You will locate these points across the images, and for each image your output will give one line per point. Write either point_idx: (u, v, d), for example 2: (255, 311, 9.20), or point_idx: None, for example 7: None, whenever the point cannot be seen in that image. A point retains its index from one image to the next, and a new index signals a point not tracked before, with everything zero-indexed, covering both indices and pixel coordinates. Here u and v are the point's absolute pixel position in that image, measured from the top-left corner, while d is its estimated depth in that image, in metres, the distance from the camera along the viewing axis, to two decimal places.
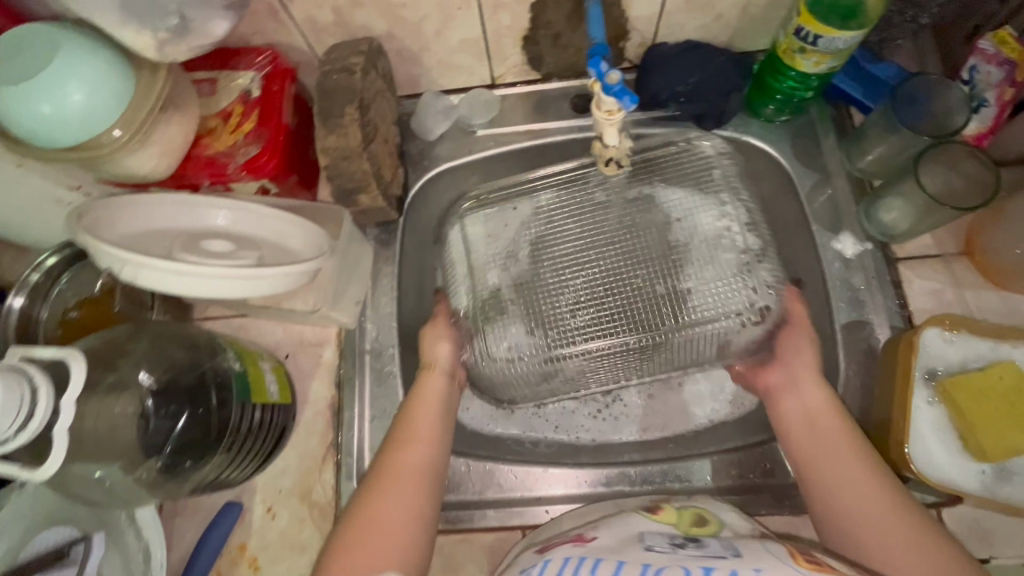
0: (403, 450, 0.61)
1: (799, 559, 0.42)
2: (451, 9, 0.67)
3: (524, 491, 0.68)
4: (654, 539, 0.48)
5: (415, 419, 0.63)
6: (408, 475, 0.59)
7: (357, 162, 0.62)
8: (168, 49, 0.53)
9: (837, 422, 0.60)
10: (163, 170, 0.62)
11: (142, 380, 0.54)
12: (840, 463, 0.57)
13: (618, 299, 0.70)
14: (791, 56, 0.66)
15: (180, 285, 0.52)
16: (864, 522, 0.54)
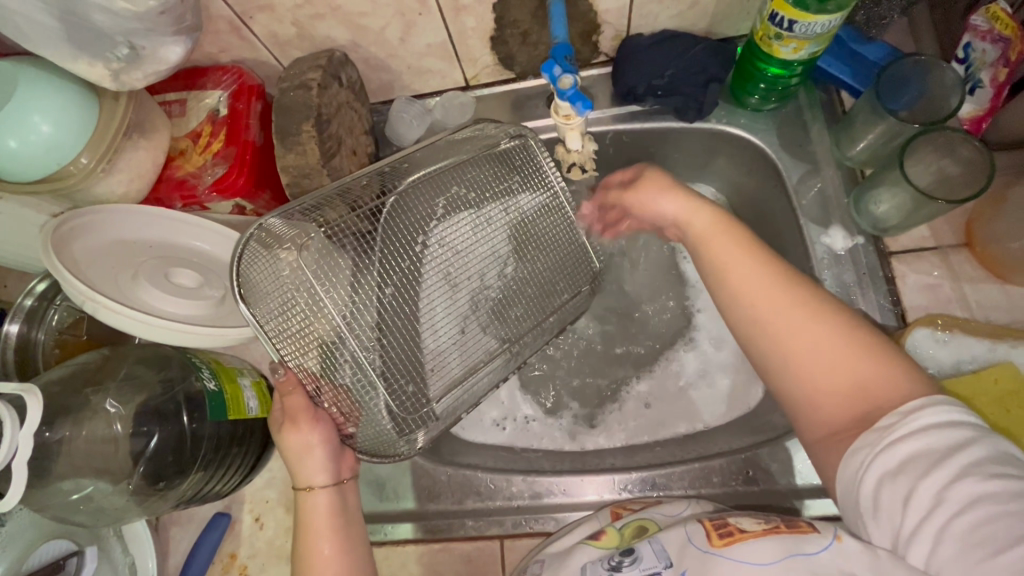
0: (319, 558, 0.54)
1: (711, 537, 0.46)
2: (411, 14, 0.65)
3: (503, 500, 0.68)
4: (592, 570, 0.51)
5: (313, 521, 0.55)
6: (326, 528, 0.55)
7: (319, 179, 0.62)
8: (124, 77, 0.53)
9: (741, 255, 0.52)
10: (135, 194, 0.63)
11: (109, 408, 0.57)
12: (765, 312, 0.49)
13: (489, 330, 0.69)
14: (768, 43, 0.62)
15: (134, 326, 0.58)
16: (792, 365, 0.47)
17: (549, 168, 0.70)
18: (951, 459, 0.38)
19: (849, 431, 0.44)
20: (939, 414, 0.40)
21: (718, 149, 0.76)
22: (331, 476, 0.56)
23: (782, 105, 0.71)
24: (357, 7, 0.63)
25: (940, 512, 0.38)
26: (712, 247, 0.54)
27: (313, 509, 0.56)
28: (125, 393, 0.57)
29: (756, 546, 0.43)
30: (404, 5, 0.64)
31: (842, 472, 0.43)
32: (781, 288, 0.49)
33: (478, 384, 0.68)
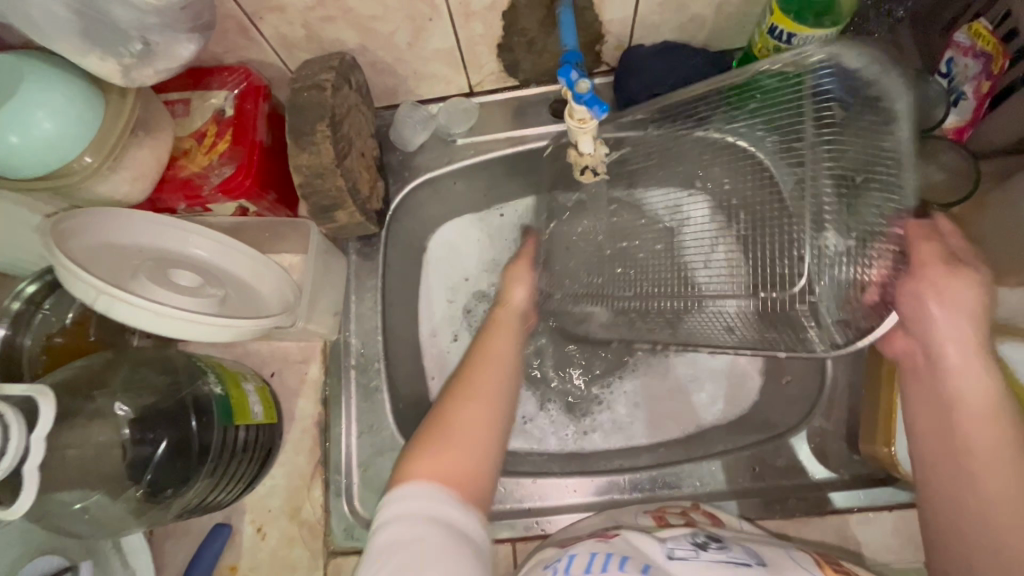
0: (464, 400, 0.59)
1: (821, 566, 0.48)
2: (422, 20, 0.66)
3: (514, 502, 0.69)
4: (677, 541, 0.50)
5: (474, 369, 0.62)
6: (445, 446, 0.55)
7: (331, 180, 0.62)
8: (134, 73, 0.52)
9: (1001, 437, 0.51)
10: (138, 194, 0.62)
11: (118, 411, 0.54)
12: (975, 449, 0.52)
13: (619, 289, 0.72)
14: (767, 55, 0.65)
15: (155, 323, 0.52)
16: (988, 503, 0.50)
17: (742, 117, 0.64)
18: None
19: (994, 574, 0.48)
20: None
21: None
22: (528, 300, 0.75)
23: None
24: (369, 11, 0.64)
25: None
26: (967, 408, 0.53)
27: (455, 412, 0.57)
28: (133, 396, 0.56)
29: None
30: (415, 9, 0.64)
31: None
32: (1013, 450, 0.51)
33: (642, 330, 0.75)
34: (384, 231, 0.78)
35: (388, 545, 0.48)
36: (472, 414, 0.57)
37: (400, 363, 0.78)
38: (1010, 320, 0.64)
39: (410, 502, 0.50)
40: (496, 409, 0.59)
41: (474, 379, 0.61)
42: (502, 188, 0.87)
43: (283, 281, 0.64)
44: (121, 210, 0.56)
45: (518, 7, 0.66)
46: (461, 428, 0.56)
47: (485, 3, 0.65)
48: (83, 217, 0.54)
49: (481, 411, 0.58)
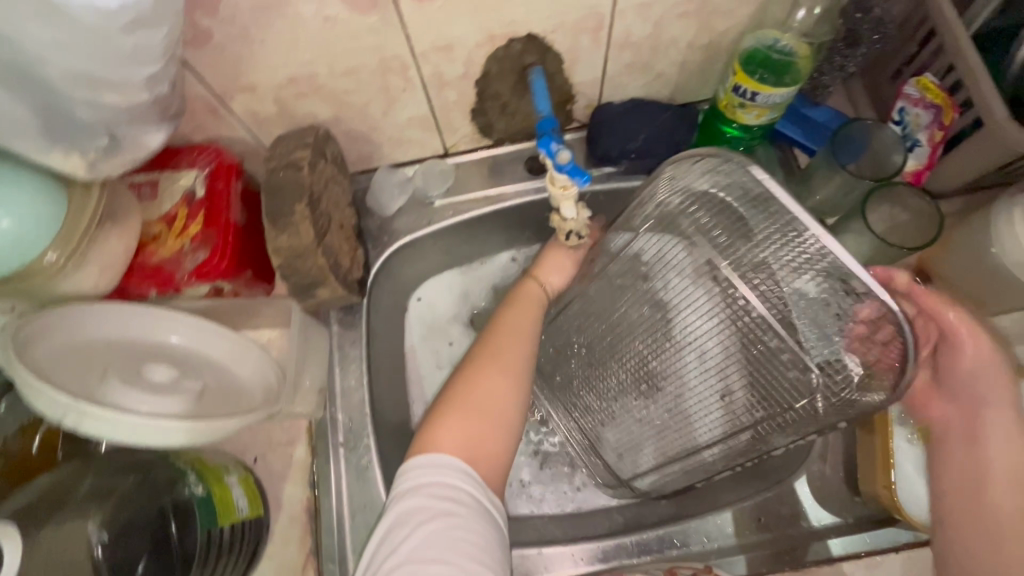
0: (491, 372, 0.59)
1: None
2: (396, 91, 0.66)
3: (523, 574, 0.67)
4: None
5: (494, 335, 0.63)
6: (472, 416, 0.56)
7: (312, 259, 0.60)
8: (99, 166, 0.50)
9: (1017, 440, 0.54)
10: (107, 285, 0.59)
11: (93, 534, 0.52)
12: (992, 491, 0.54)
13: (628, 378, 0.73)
14: (732, 110, 0.68)
15: (139, 435, 0.49)
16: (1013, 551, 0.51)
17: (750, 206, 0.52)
18: None
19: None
20: None
21: None
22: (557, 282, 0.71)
23: None
24: (342, 86, 0.64)
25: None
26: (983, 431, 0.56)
27: (480, 389, 0.58)
28: (106, 514, 0.53)
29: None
30: (389, 82, 0.65)
31: None
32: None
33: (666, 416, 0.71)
34: (366, 298, 0.76)
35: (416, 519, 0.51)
36: (506, 394, 0.58)
37: (390, 433, 0.75)
38: None
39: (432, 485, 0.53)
40: (518, 393, 0.59)
41: (505, 351, 0.61)
42: (482, 244, 0.87)
43: (264, 361, 0.62)
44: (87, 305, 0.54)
45: (490, 75, 0.67)
46: (473, 408, 0.57)
47: (457, 73, 0.66)
48: (54, 315, 0.52)
49: (507, 384, 0.59)
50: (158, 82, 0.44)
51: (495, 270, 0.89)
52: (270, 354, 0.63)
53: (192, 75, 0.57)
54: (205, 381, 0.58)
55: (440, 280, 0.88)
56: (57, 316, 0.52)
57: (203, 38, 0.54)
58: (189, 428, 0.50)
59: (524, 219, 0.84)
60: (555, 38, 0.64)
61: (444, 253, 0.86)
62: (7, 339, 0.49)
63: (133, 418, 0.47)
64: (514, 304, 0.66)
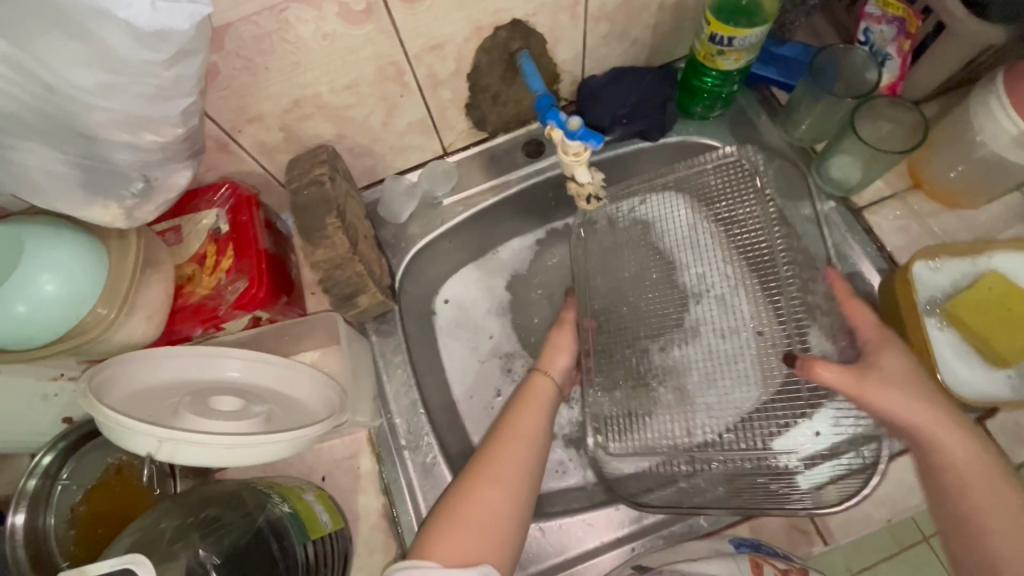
0: (483, 490, 0.59)
1: None
2: (394, 98, 0.69)
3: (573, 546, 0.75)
4: None
5: (496, 448, 0.64)
6: (523, 425, 0.67)
7: (350, 267, 0.62)
8: (136, 213, 0.52)
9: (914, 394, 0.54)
10: (155, 331, 0.60)
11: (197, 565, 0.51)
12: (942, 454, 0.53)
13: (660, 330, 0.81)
14: (711, 59, 0.72)
15: (223, 457, 0.49)
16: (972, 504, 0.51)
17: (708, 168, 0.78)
18: None
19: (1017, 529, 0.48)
20: None
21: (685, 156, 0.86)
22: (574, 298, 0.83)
23: (726, 109, 0.82)
24: (343, 101, 0.66)
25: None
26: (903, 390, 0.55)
27: (530, 408, 0.70)
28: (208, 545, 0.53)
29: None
30: (387, 90, 0.67)
31: None
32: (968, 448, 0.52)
33: (710, 362, 0.77)
34: (398, 304, 0.77)
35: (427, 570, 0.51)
36: (497, 505, 0.58)
37: (445, 429, 0.77)
38: (985, 235, 0.71)
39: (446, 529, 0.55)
40: (546, 411, 0.71)
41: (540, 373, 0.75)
42: (494, 235, 0.90)
43: (321, 380, 0.62)
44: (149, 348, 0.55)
45: (480, 68, 0.70)
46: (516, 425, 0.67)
47: (450, 70, 0.68)
48: (119, 364, 0.53)
49: (541, 405, 0.71)
50: (190, 115, 0.46)
51: (509, 258, 0.93)
52: (326, 376, 0.63)
53: (203, 113, 0.59)
54: (270, 406, 0.59)
55: (459, 278, 0.91)
56: (121, 363, 0.54)
57: (212, 74, 0.55)
58: (267, 442, 0.50)
59: (529, 202, 0.87)
60: (536, 21, 0.67)
61: (458, 251, 0.88)
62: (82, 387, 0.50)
63: (215, 440, 0.48)
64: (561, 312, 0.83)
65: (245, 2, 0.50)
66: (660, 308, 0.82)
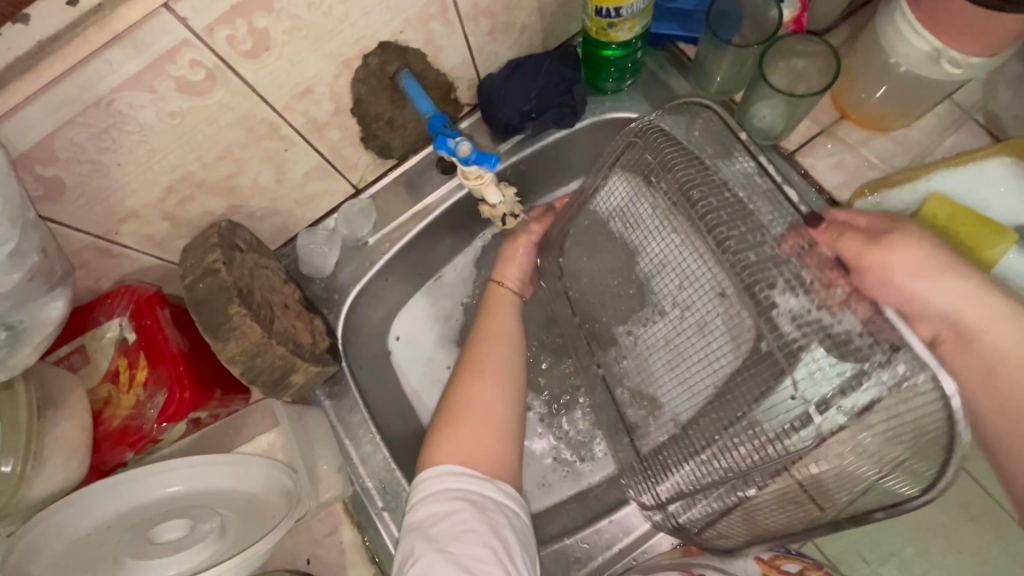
0: (474, 384, 0.66)
1: None
2: (278, 154, 0.63)
3: (603, 551, 0.73)
4: None
5: (480, 346, 0.70)
6: (477, 427, 0.62)
7: (270, 351, 0.58)
8: (9, 360, 0.47)
9: (949, 282, 0.51)
10: (80, 471, 0.55)
11: None
12: (987, 338, 0.51)
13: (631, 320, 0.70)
14: (604, 33, 0.67)
15: None
16: (1003, 380, 0.51)
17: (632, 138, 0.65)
18: None
19: None
20: None
21: (604, 139, 0.81)
22: (519, 286, 0.80)
23: (637, 76, 0.77)
24: (222, 172, 0.60)
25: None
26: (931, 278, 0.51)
27: (473, 399, 0.64)
28: None
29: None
30: (268, 148, 0.61)
31: None
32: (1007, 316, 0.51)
33: (687, 350, 0.63)
34: (345, 362, 0.72)
35: (427, 518, 0.55)
36: (494, 403, 0.64)
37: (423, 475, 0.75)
38: (921, 154, 0.68)
39: (447, 482, 0.57)
40: (506, 402, 0.65)
41: (485, 360, 0.68)
42: (432, 260, 0.86)
43: (270, 466, 0.59)
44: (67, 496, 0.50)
45: (363, 99, 0.64)
46: (467, 436, 0.61)
47: (329, 111, 0.63)
48: (40, 526, 0.49)
49: (498, 394, 0.65)
50: (26, 254, 0.41)
51: (454, 280, 0.88)
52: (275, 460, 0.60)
53: (65, 228, 0.54)
54: (221, 512, 0.55)
55: (407, 312, 0.87)
56: (43, 525, 0.49)
57: (56, 187, 0.50)
58: None
59: (460, 218, 0.83)
60: (407, 36, 0.61)
61: (399, 285, 0.84)
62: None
63: None
64: (491, 312, 0.75)
65: (61, 106, 0.44)
66: (620, 288, 0.70)
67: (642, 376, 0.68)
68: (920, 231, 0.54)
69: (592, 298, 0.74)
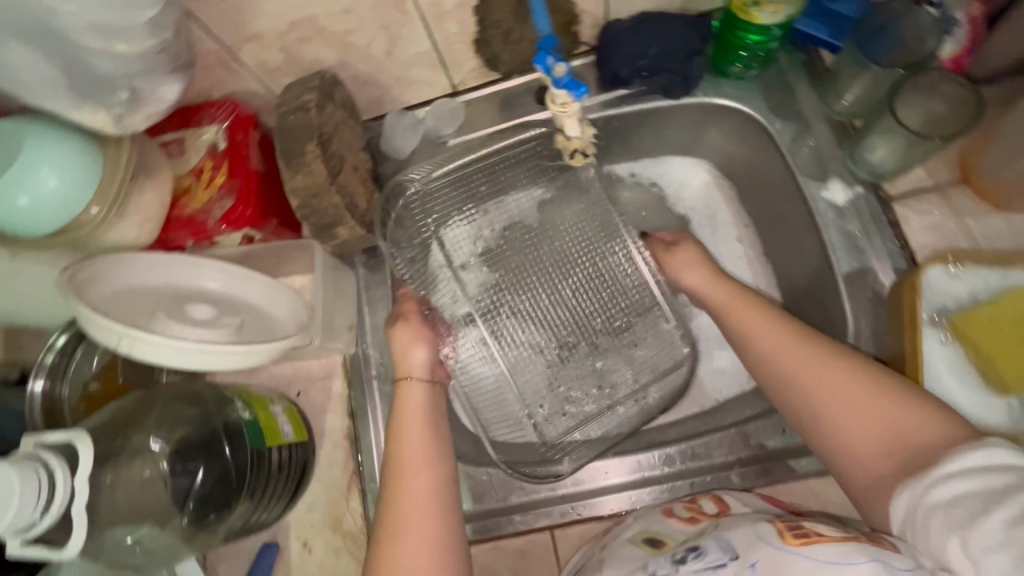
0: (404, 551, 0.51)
1: (785, 535, 0.46)
2: (396, 27, 0.66)
3: (549, 490, 0.70)
4: (656, 563, 0.51)
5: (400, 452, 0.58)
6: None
7: (328, 198, 0.64)
8: (126, 121, 0.55)
9: (797, 345, 0.56)
10: (147, 237, 0.64)
11: (154, 447, 0.57)
12: (826, 409, 0.52)
13: (622, 300, 0.79)
14: (746, 11, 0.64)
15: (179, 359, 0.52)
16: (839, 433, 0.51)
17: (679, 135, 0.82)
18: (1010, 494, 0.40)
19: (891, 473, 0.48)
20: (979, 458, 0.42)
21: (707, 122, 0.79)
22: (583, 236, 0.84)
23: (764, 69, 0.74)
24: (343, 25, 0.64)
25: (946, 499, 0.42)
26: (785, 356, 0.56)
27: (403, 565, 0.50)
28: (166, 430, 0.59)
29: (839, 551, 0.43)
30: (387, 18, 0.65)
31: (896, 505, 0.46)
32: (783, 330, 0.58)
33: (646, 336, 0.78)
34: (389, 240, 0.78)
35: None
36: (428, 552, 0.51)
37: None
38: None
39: None
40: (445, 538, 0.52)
41: (409, 451, 0.58)
42: None
43: (293, 299, 0.66)
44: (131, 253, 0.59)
45: (488, 0, 0.66)
46: None
47: (454, 1, 0.65)
48: (105, 263, 0.57)
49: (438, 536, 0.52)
50: (162, 28, 0.47)
51: None
52: (300, 297, 0.67)
53: (200, 28, 0.60)
54: (242, 316, 0.62)
55: None
56: (105, 264, 0.57)
57: None
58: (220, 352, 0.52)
59: None
60: None
61: None
62: (67, 280, 0.54)
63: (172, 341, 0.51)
64: (397, 410, 0.61)
65: None
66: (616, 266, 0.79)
67: (615, 341, 0.78)
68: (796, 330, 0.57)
69: (581, 261, 0.79)
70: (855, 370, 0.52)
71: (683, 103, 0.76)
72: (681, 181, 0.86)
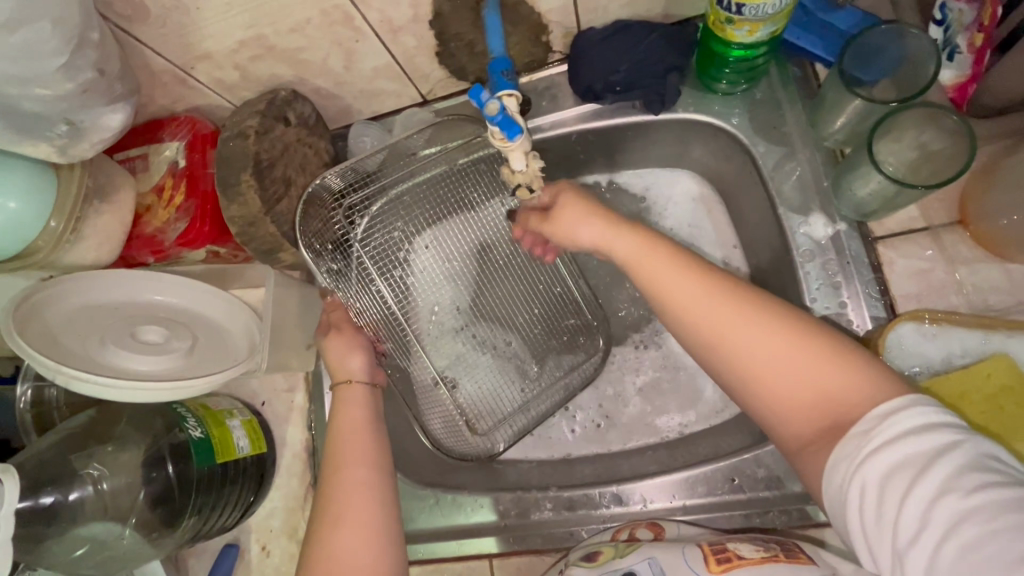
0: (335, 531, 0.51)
1: (709, 562, 0.50)
2: (349, 43, 0.64)
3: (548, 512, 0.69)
4: None
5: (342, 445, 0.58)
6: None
7: (265, 226, 0.67)
8: (70, 150, 0.54)
9: (720, 299, 0.46)
10: (107, 256, 0.66)
11: (92, 472, 0.62)
12: (734, 328, 0.45)
13: (564, 313, 0.77)
14: (720, 28, 0.58)
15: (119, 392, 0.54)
16: (755, 362, 0.44)
17: (656, 149, 0.77)
18: (932, 467, 0.36)
19: (819, 439, 0.42)
20: (912, 420, 0.38)
21: (690, 138, 0.73)
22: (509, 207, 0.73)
23: (752, 85, 0.67)
24: (293, 43, 0.62)
25: (905, 505, 0.37)
26: (703, 311, 0.47)
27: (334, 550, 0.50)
28: (108, 458, 0.63)
29: (752, 573, 0.48)
30: (339, 35, 0.62)
31: (826, 485, 0.41)
32: (692, 269, 0.49)
33: (583, 350, 0.78)
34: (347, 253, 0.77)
35: None
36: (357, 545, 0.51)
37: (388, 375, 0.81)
38: None
39: None
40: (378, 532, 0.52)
41: (344, 451, 0.57)
42: None
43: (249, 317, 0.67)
44: (87, 273, 0.60)
45: (444, 14, 0.62)
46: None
47: (407, 16, 0.61)
48: (62, 285, 0.59)
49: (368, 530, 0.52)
50: None
51: None
52: (253, 313, 0.68)
53: (148, 49, 0.59)
54: (195, 339, 0.64)
55: None
56: (60, 287, 0.59)
57: (142, 12, 0.55)
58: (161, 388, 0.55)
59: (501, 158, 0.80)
60: None
61: None
62: (21, 306, 0.56)
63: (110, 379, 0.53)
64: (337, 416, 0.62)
65: None
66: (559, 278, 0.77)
67: (552, 351, 0.77)
68: (689, 258, 0.50)
69: (523, 270, 0.76)
70: (772, 313, 0.45)
71: (659, 120, 0.71)
72: (666, 199, 0.80)
